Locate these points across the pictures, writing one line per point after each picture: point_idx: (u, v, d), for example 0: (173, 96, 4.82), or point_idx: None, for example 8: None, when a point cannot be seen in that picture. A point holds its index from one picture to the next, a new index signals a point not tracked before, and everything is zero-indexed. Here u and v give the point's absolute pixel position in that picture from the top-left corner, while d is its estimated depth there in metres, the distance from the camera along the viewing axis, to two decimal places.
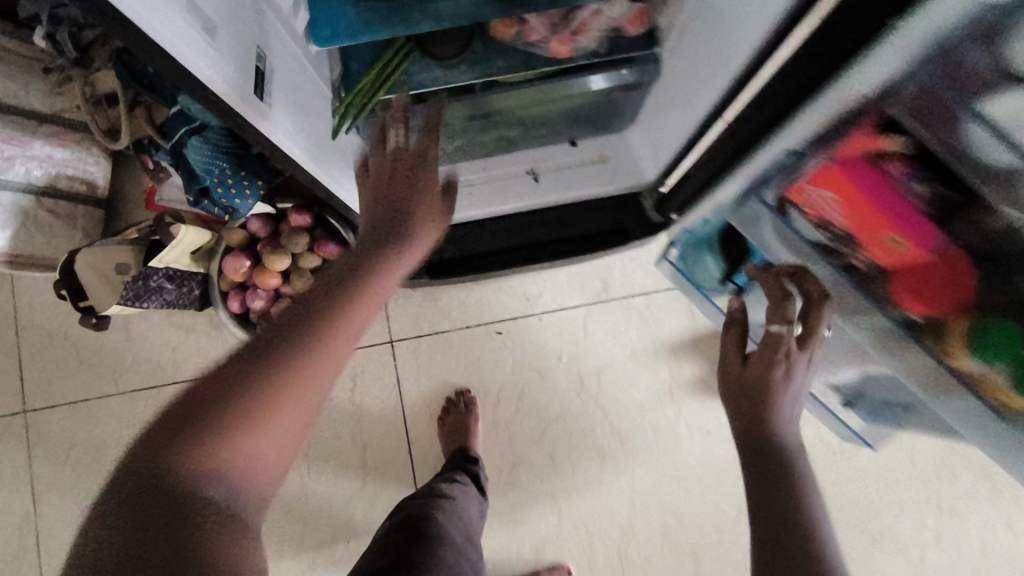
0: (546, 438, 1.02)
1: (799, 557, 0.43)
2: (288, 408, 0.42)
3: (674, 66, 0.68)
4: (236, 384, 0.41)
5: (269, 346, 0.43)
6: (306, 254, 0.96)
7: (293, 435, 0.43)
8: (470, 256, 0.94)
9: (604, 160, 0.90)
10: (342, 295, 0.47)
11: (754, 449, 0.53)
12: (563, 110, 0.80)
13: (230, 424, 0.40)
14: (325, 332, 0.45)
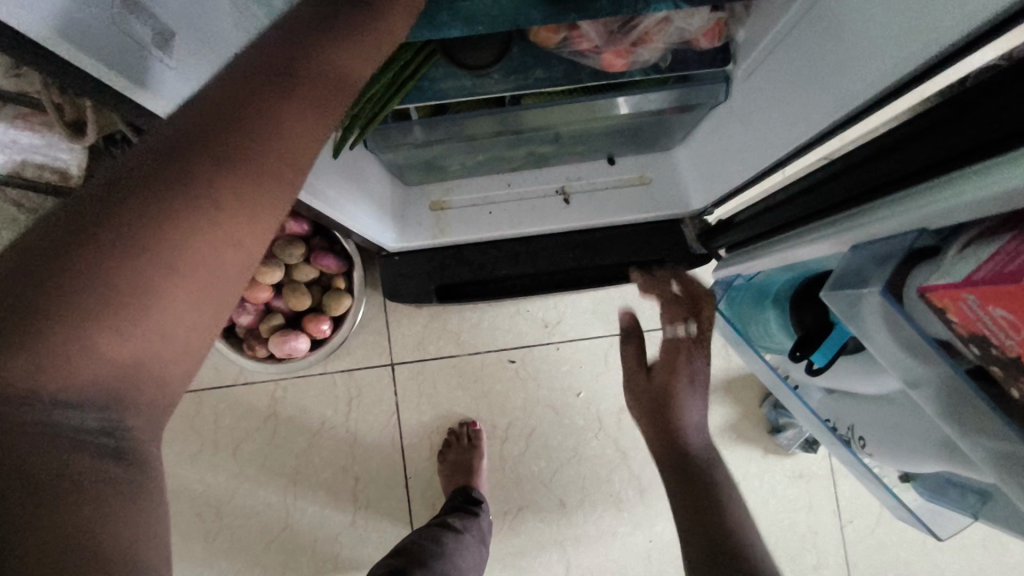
0: (557, 481, 0.93)
1: None
2: (164, 300, 0.29)
3: (753, 88, 0.56)
4: (57, 259, 0.27)
5: (135, 208, 0.28)
6: (301, 266, 0.85)
7: (200, 325, 0.30)
8: (486, 279, 0.83)
9: (646, 181, 0.78)
10: (260, 145, 0.32)
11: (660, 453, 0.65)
12: (607, 126, 0.69)
13: (83, 324, 0.27)
14: (217, 200, 0.30)
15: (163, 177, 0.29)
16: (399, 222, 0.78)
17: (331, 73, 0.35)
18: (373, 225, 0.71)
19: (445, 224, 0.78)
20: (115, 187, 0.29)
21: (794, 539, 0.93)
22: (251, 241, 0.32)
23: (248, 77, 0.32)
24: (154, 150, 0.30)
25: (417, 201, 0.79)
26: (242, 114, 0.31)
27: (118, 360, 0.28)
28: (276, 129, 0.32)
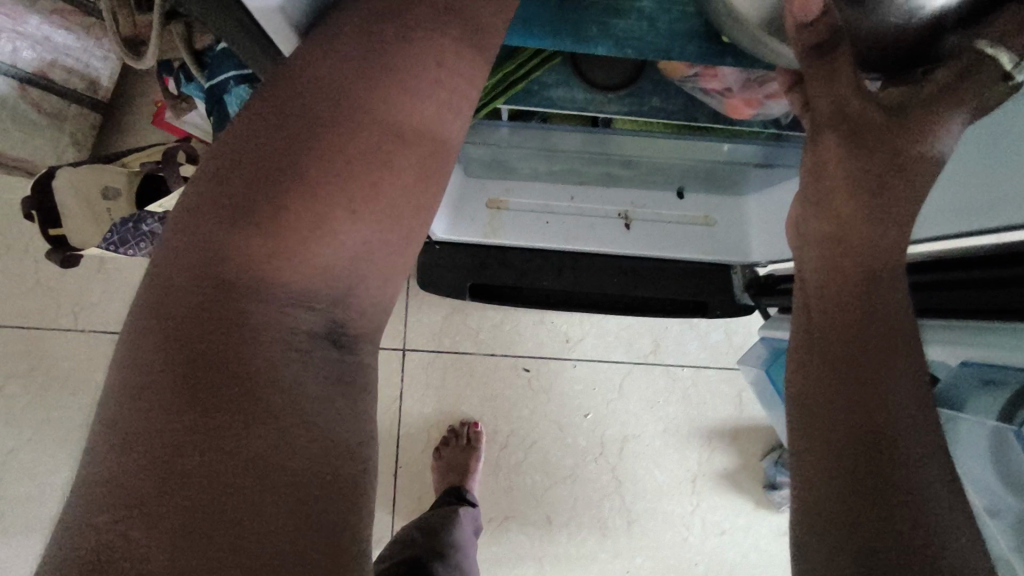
0: (548, 498, 0.91)
1: (873, 480, 0.33)
2: (344, 233, 0.38)
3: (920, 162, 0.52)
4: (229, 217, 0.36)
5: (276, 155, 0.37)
6: None
7: (352, 260, 0.38)
8: (523, 286, 0.80)
9: (710, 224, 0.76)
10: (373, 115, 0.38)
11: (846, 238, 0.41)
12: (691, 163, 0.66)
13: (259, 254, 0.36)
14: (365, 141, 0.38)
15: (282, 184, 0.36)
16: (451, 212, 0.74)
17: (416, 108, 0.40)
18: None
19: (497, 225, 0.74)
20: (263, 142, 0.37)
21: None
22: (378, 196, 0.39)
23: (355, 112, 0.38)
24: (250, 156, 0.36)
25: (475, 193, 0.75)
26: (341, 140, 0.38)
27: (315, 284, 0.37)
28: (370, 151, 0.38)
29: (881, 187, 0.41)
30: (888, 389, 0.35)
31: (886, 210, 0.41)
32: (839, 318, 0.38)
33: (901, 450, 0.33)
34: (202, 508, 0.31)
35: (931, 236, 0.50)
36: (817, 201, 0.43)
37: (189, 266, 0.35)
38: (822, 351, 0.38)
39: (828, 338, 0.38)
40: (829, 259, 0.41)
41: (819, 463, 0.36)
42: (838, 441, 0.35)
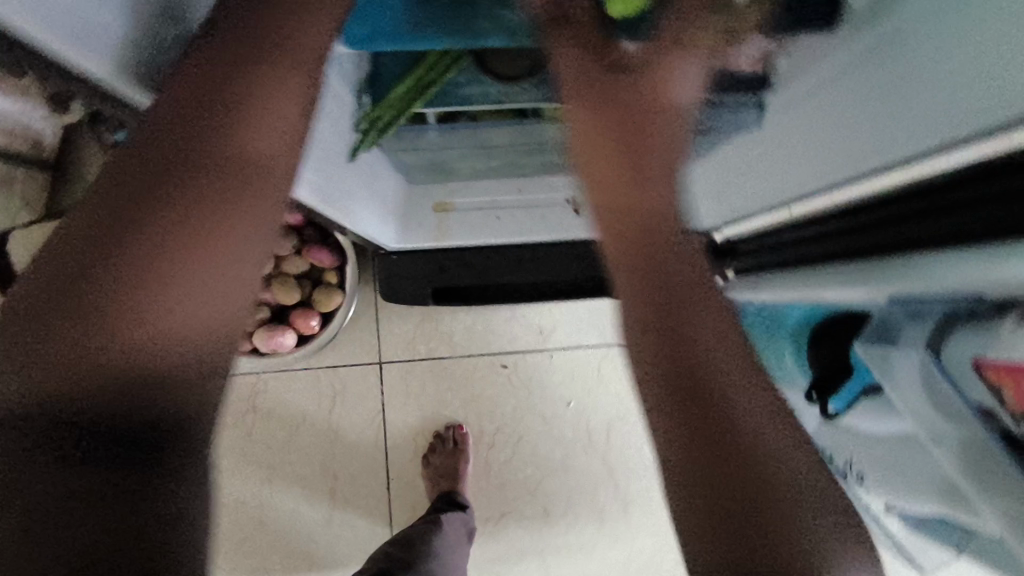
0: (542, 491, 0.92)
1: (729, 445, 0.43)
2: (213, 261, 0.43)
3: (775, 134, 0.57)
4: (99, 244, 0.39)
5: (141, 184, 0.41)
6: (291, 258, 0.83)
7: (220, 286, 0.43)
8: (484, 283, 0.81)
9: None
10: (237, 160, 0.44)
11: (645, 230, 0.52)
12: None
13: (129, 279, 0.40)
14: (224, 179, 0.43)
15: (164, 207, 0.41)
16: (399, 222, 0.75)
17: (281, 116, 0.46)
18: (376, 225, 0.69)
19: (447, 229, 0.75)
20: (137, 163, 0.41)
21: None
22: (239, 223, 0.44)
23: (224, 154, 0.43)
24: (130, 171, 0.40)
25: (422, 199, 0.76)
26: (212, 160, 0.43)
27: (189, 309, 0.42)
28: (234, 168, 0.44)
29: (640, 168, 0.54)
30: (721, 363, 0.45)
31: (646, 179, 0.54)
32: (667, 292, 0.49)
33: (731, 404, 0.44)
34: (87, 521, 0.37)
35: (798, 197, 0.55)
36: (602, 190, 0.55)
37: (48, 291, 0.38)
38: (652, 337, 0.48)
39: (653, 322, 0.48)
40: (637, 244, 0.51)
41: (687, 443, 0.44)
42: (677, 396, 0.45)
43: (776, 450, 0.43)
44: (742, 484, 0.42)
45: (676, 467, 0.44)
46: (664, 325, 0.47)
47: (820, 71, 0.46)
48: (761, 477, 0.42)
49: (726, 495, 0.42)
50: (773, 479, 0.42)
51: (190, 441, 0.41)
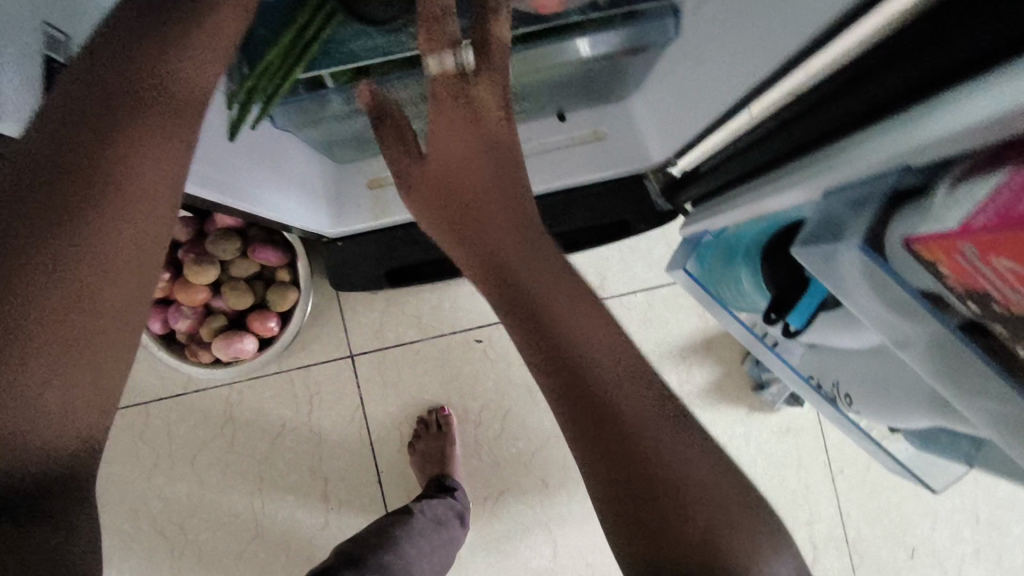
0: (537, 462, 0.89)
1: (645, 479, 0.40)
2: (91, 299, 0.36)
3: (692, 44, 0.54)
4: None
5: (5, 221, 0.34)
6: (238, 260, 0.80)
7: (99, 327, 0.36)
8: (438, 257, 0.78)
9: (601, 138, 0.73)
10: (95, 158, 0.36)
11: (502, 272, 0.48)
12: (549, 79, 0.61)
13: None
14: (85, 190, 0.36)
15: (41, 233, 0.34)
16: (331, 205, 0.71)
17: (168, 104, 0.39)
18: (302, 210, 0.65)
19: (384, 205, 0.71)
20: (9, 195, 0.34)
21: (787, 499, 0.89)
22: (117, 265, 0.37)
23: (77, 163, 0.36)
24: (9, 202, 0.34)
25: (353, 176, 0.72)
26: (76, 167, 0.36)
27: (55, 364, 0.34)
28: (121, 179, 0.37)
29: (474, 218, 0.51)
30: (620, 389, 0.41)
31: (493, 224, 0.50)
32: (505, 280, 0.47)
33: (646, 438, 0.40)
34: None
35: (727, 106, 0.52)
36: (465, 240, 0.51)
37: None
38: (543, 374, 0.44)
39: (541, 365, 0.44)
40: (454, 237, 0.52)
41: (604, 480, 0.40)
42: (553, 389, 0.43)
43: (672, 449, 0.40)
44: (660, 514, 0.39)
45: (577, 464, 0.42)
46: (549, 362, 0.43)
47: None
48: (648, 475, 0.39)
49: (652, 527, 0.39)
50: (678, 481, 0.39)
51: (80, 479, 0.36)
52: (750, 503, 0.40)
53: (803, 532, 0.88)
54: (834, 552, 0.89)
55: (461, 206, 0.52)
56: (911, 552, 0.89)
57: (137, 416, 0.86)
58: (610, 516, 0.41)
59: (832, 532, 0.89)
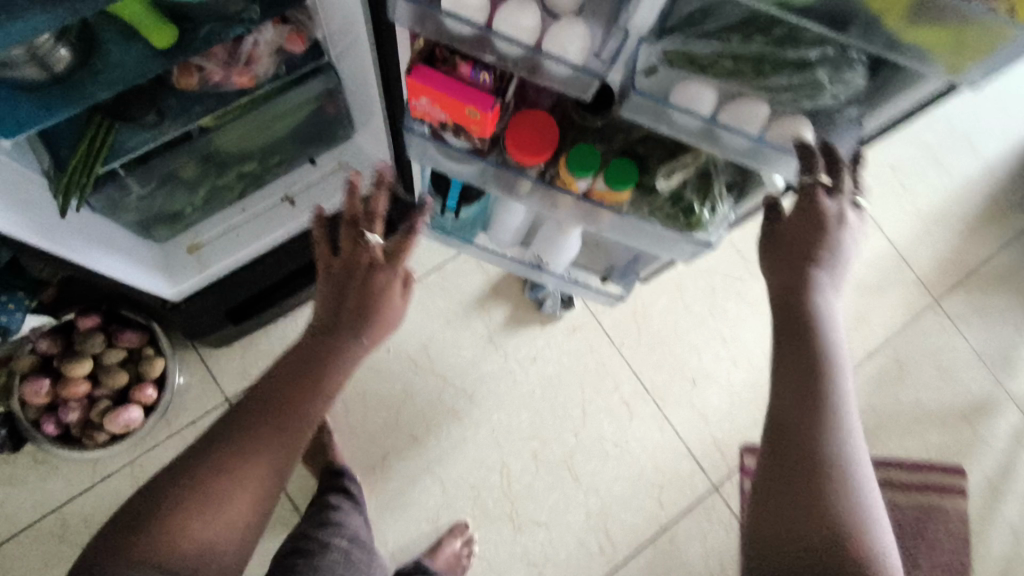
0: (403, 424, 1.11)
1: (819, 526, 0.48)
2: (203, 526, 0.54)
3: (349, 74, 0.86)
4: (191, 469, 0.55)
5: (229, 425, 0.57)
6: (107, 351, 0.98)
7: (231, 526, 0.55)
8: (261, 288, 1.02)
9: (344, 167, 1.00)
10: (285, 386, 0.59)
11: (787, 335, 0.55)
12: (284, 132, 0.91)
13: (179, 506, 0.54)
14: (260, 432, 0.57)
15: (231, 435, 0.57)
16: (165, 274, 0.93)
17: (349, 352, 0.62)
18: (143, 276, 0.86)
19: (206, 262, 0.95)
20: (238, 412, 0.58)
21: (594, 376, 1.18)
22: (235, 514, 0.55)
23: (252, 420, 0.57)
24: (240, 411, 0.58)
25: (176, 249, 0.96)
26: (206, 448, 0.56)
27: (190, 545, 0.53)
28: (245, 469, 0.56)
29: (797, 287, 0.56)
30: (836, 478, 0.49)
31: (791, 290, 0.56)
32: (792, 429, 0.51)
33: (847, 515, 0.48)
34: None
35: (376, 108, 0.87)
36: (777, 282, 0.57)
37: (138, 503, 0.55)
38: (786, 423, 0.52)
39: (791, 423, 0.51)
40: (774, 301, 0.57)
41: (778, 509, 0.50)
42: (782, 437, 0.52)
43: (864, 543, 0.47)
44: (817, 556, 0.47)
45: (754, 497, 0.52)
46: (795, 417, 0.51)
47: (326, 25, 0.76)
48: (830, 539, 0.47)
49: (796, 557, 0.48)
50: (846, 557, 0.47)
51: None
52: None
53: (613, 396, 1.17)
54: (642, 402, 1.17)
55: (791, 297, 0.55)
56: (692, 380, 1.20)
57: (55, 522, 1.00)
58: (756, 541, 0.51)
59: (634, 388, 1.18)
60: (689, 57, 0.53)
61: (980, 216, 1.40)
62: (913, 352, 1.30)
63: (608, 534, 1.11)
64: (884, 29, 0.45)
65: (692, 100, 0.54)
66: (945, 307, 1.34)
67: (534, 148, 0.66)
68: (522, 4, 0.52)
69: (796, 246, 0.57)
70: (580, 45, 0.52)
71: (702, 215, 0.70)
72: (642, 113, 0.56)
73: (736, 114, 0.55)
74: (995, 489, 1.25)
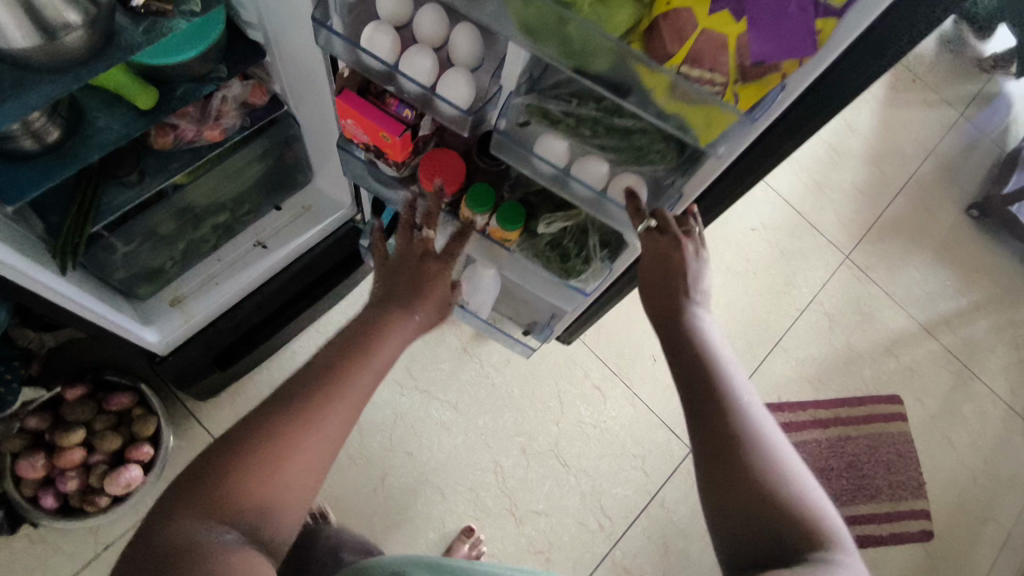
0: (397, 441, 1.17)
1: (749, 486, 0.50)
2: (298, 454, 0.54)
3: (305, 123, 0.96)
4: (287, 400, 0.56)
5: (319, 366, 0.59)
6: (97, 417, 1.01)
7: (316, 463, 0.55)
8: (244, 331, 1.07)
9: (309, 208, 1.08)
10: (368, 335, 0.62)
11: (669, 331, 0.60)
12: (249, 181, 1.00)
13: (274, 435, 0.54)
14: (348, 370, 0.59)
15: (325, 373, 0.58)
16: (151, 326, 0.98)
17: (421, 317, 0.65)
18: (128, 323, 0.93)
19: (189, 311, 1.01)
20: (326, 359, 0.60)
21: (565, 368, 1.27)
22: (319, 451, 0.55)
23: (340, 363, 0.59)
24: (329, 357, 0.60)
25: (156, 305, 1.00)
26: (302, 385, 0.57)
27: (282, 476, 0.53)
28: (339, 402, 0.57)
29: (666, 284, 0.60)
30: (746, 436, 0.52)
31: (663, 289, 0.61)
32: (707, 425, 0.54)
33: (765, 464, 0.51)
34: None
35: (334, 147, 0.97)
36: (648, 286, 0.62)
37: (231, 436, 0.55)
38: (694, 408, 0.55)
39: (695, 405, 0.55)
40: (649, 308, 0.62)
41: (714, 485, 0.52)
42: (694, 420, 0.55)
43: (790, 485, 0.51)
44: (761, 509, 0.49)
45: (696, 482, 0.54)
46: (698, 398, 0.55)
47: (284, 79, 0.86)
48: (762, 490, 0.50)
49: (747, 518, 0.50)
50: (780, 501, 0.49)
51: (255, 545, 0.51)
52: (817, 535, 0.48)
53: (586, 382, 1.27)
54: (612, 384, 1.28)
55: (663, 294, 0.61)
56: (654, 356, 1.32)
57: None
58: (715, 520, 0.52)
59: (604, 372, 1.28)
60: (543, 112, 0.60)
61: (868, 178, 1.62)
62: (837, 302, 1.47)
63: (603, 511, 1.19)
64: (653, 102, 0.49)
65: (548, 152, 0.61)
66: (855, 261, 1.52)
67: (440, 178, 0.73)
68: (424, 50, 0.57)
69: (660, 276, 0.61)
70: (464, 93, 0.58)
71: (573, 265, 0.79)
72: (509, 150, 0.63)
73: (583, 171, 0.61)
74: (927, 410, 1.41)
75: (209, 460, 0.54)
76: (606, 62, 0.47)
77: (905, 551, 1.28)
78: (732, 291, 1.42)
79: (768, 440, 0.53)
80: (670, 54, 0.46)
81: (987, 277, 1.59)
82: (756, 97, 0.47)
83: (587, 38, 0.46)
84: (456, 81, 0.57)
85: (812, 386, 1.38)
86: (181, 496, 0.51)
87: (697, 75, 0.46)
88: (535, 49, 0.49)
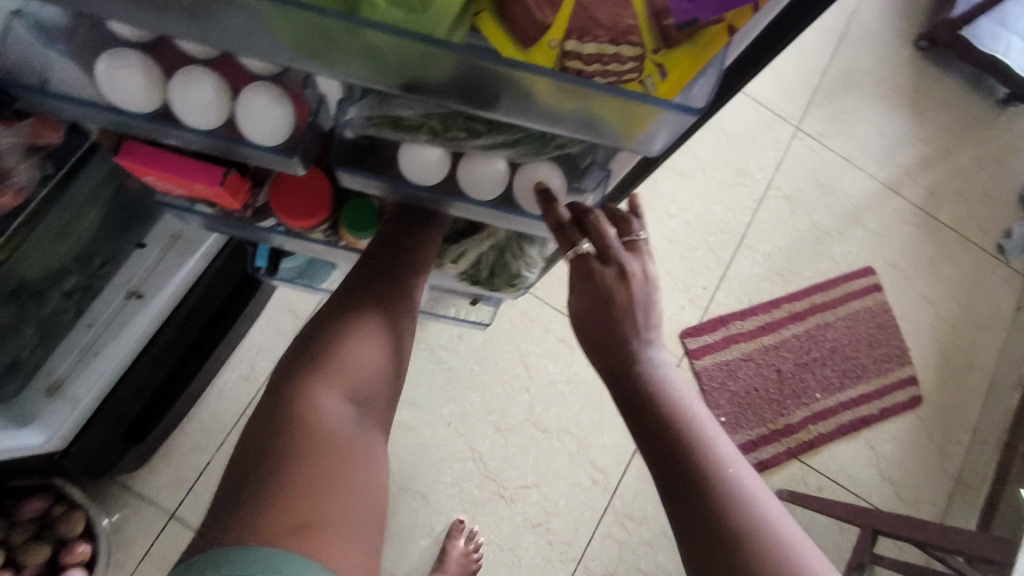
0: None
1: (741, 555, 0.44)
2: (369, 347, 0.58)
3: None
4: (342, 311, 0.60)
5: (360, 286, 0.63)
6: (12, 532, 0.89)
7: (385, 359, 0.59)
8: (149, 392, 0.95)
9: (177, 237, 0.90)
10: (379, 281, 0.63)
11: (622, 385, 0.51)
12: (87, 230, 0.80)
13: (342, 329, 0.58)
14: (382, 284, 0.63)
15: (370, 286, 0.63)
16: (33, 427, 0.81)
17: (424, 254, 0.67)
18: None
19: (73, 395, 0.83)
20: (361, 282, 0.63)
21: (522, 327, 1.17)
22: (386, 344, 0.60)
23: (371, 284, 0.63)
24: (367, 276, 0.64)
25: (33, 399, 0.82)
26: (350, 301, 0.61)
27: (367, 358, 0.58)
28: (393, 303, 0.63)
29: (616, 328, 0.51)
30: (729, 498, 0.46)
31: (607, 339, 0.51)
32: (682, 489, 0.47)
33: (755, 522, 0.45)
34: (295, 435, 0.51)
35: None
36: (582, 331, 0.53)
37: (307, 344, 0.58)
38: (662, 472, 0.48)
39: (671, 468, 0.48)
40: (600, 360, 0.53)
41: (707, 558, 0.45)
42: (669, 486, 0.48)
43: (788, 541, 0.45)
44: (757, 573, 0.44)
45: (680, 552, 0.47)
46: (668, 460, 0.48)
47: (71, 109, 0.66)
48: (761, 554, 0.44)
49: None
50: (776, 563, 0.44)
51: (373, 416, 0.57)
52: None
53: (547, 337, 1.17)
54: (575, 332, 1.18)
55: (605, 340, 0.51)
56: None
57: None
58: None
59: (564, 323, 1.18)
60: (392, 121, 0.49)
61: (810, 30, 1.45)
62: (796, 181, 1.36)
63: (593, 465, 1.13)
64: (537, 101, 0.38)
65: (418, 165, 0.51)
66: (808, 130, 1.39)
67: (300, 209, 0.64)
68: (194, 78, 0.46)
69: (604, 329, 0.51)
70: (268, 126, 0.48)
71: (500, 274, 0.75)
72: (369, 173, 0.54)
73: (473, 173, 0.51)
74: (900, 273, 1.35)
75: (294, 359, 0.57)
76: (445, 66, 0.37)
77: (895, 421, 1.27)
78: (682, 191, 1.30)
79: (755, 499, 0.46)
80: (546, 25, 0.32)
81: (945, 117, 1.48)
82: (688, 71, 0.35)
83: (394, 44, 0.35)
84: (251, 112, 0.47)
85: (785, 279, 1.30)
86: (281, 386, 0.55)
87: (584, 67, 0.35)
88: (339, 72, 0.39)
